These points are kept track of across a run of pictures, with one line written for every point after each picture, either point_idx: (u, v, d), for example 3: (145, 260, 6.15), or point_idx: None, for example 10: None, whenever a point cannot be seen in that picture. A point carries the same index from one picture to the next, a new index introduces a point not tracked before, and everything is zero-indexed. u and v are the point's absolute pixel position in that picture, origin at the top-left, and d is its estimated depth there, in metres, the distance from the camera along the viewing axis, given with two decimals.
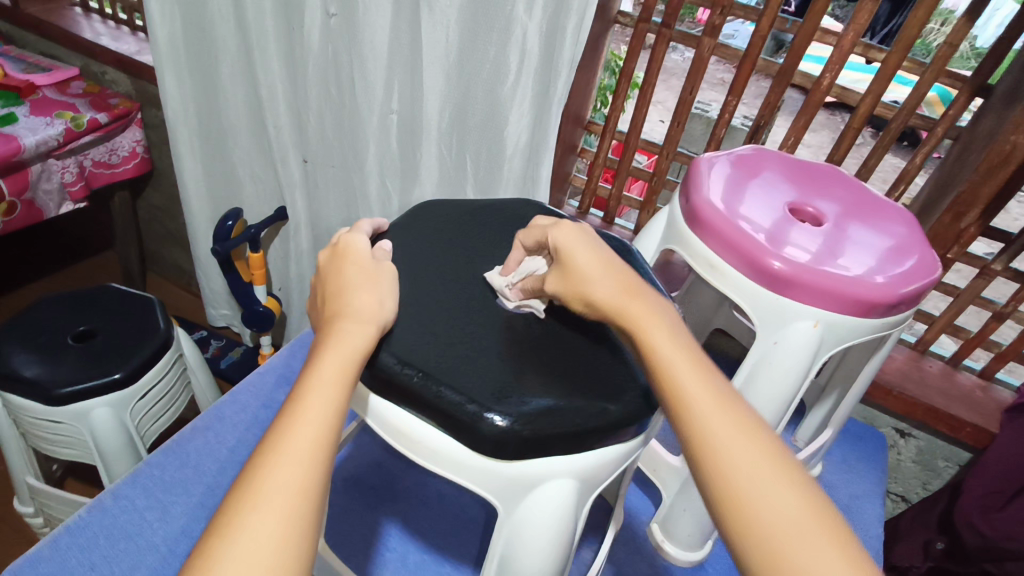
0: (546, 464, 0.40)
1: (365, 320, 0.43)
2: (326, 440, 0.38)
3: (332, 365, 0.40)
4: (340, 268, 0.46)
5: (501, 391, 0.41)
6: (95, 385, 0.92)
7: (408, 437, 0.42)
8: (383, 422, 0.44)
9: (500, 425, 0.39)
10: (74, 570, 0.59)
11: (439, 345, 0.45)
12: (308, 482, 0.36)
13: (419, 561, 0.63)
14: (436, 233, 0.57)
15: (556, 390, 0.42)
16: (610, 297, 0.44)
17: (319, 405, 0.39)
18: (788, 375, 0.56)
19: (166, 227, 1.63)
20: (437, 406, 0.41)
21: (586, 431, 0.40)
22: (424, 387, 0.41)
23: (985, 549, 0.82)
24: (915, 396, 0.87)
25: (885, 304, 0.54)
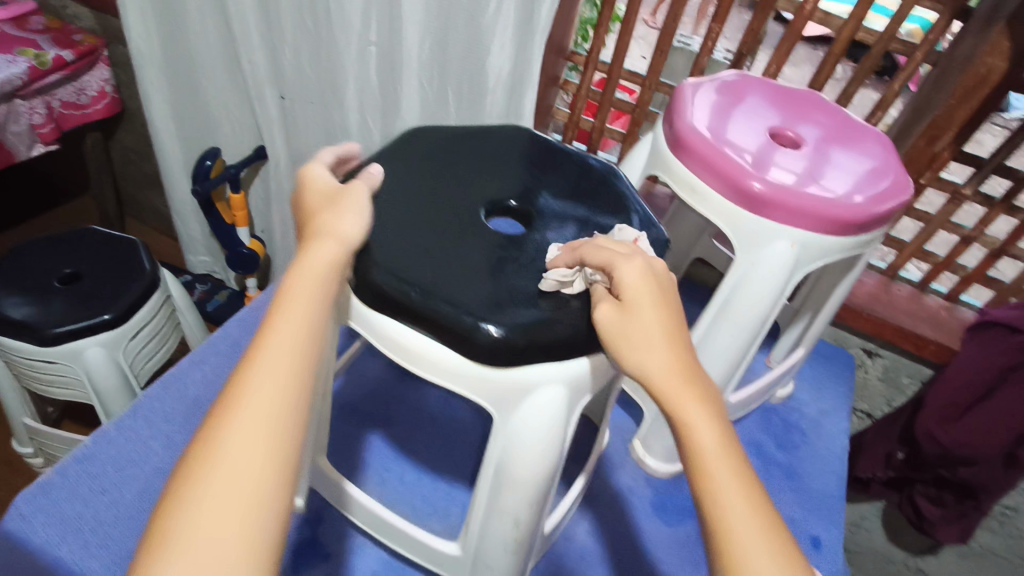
0: (537, 369, 0.42)
1: (332, 241, 0.44)
2: (299, 361, 0.39)
3: (301, 286, 0.42)
4: (312, 204, 0.47)
5: (493, 304, 0.43)
6: (86, 326, 0.93)
7: (408, 350, 0.44)
8: (381, 337, 0.45)
9: (495, 334, 0.41)
10: (85, 495, 0.62)
11: (432, 263, 0.46)
12: (284, 400, 0.38)
13: (415, 479, 0.69)
14: (427, 158, 0.57)
15: (547, 307, 0.44)
16: (658, 373, 0.40)
17: (290, 323, 0.40)
18: (767, 292, 0.59)
19: (142, 170, 1.60)
20: (434, 319, 0.42)
21: (572, 337, 0.43)
22: (422, 302, 0.42)
23: (942, 457, 0.90)
24: (883, 318, 0.91)
25: (859, 222, 0.57)
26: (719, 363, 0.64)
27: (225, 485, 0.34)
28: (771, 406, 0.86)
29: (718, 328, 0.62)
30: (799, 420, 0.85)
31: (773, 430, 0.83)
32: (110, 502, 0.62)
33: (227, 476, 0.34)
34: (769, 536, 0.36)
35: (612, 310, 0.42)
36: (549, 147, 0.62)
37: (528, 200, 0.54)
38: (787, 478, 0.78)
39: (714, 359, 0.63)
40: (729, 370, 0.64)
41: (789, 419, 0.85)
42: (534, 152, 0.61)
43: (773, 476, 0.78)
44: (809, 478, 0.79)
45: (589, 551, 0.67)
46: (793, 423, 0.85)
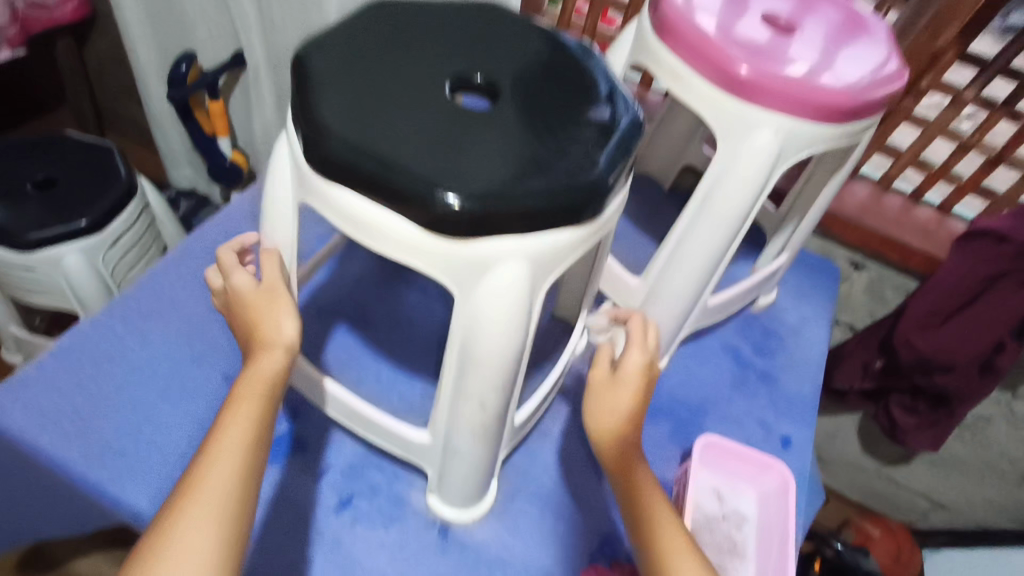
0: (496, 244, 0.39)
1: (273, 348, 0.46)
2: (253, 446, 0.42)
3: (249, 389, 0.44)
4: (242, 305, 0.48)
5: (453, 167, 0.39)
6: (63, 232, 0.91)
7: (362, 222, 0.40)
8: (334, 209, 0.41)
9: (454, 203, 0.37)
10: (62, 386, 0.63)
11: (385, 122, 0.40)
12: (239, 480, 0.40)
13: (392, 377, 0.70)
14: (396, 22, 0.51)
15: (508, 171, 0.39)
16: (605, 429, 0.52)
17: (240, 423, 0.42)
18: (750, 184, 0.56)
19: (119, 79, 1.54)
20: (389, 185, 0.38)
21: (529, 209, 0.38)
22: (373, 167, 0.38)
23: (917, 365, 0.91)
24: (871, 227, 0.90)
25: (846, 111, 0.54)
26: (699, 260, 0.62)
27: (187, 564, 0.36)
28: (752, 314, 0.87)
29: (698, 223, 0.60)
30: (779, 327, 0.86)
31: (751, 335, 0.84)
32: (88, 394, 0.63)
33: (192, 564, 0.36)
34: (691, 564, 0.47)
35: (603, 376, 0.53)
36: (529, 22, 0.55)
37: (505, 65, 0.48)
38: (762, 381, 0.79)
39: (693, 256, 0.62)
40: (709, 267, 0.63)
41: (768, 326, 0.85)
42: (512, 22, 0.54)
43: (748, 378, 0.79)
44: (784, 381, 0.80)
45: (562, 446, 0.69)
46: (772, 330, 0.85)
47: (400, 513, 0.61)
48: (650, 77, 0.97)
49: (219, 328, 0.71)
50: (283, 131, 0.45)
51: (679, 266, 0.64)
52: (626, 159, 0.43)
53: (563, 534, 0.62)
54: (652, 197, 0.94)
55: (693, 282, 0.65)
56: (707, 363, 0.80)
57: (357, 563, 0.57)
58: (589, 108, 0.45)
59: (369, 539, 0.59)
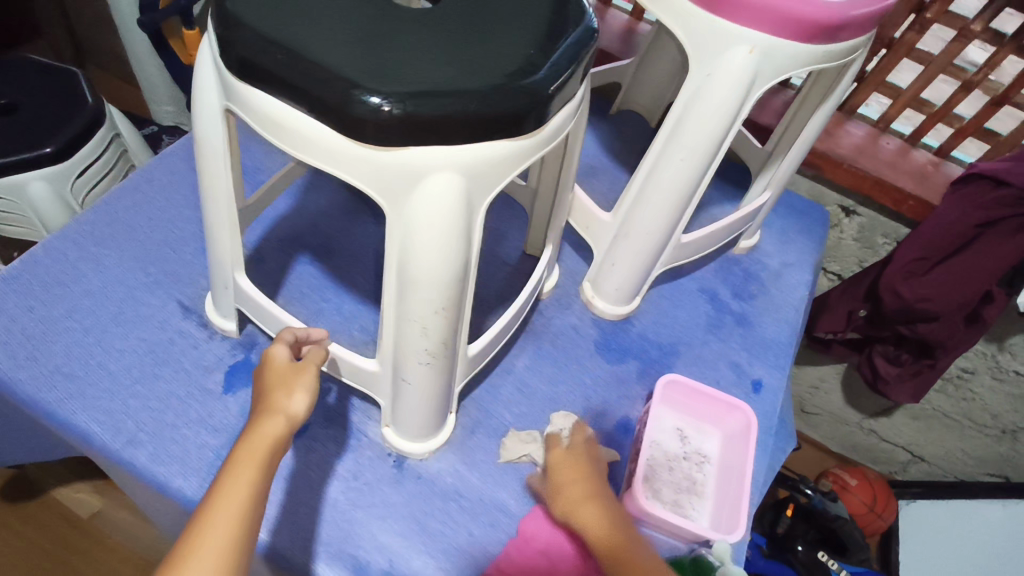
0: (424, 152, 0.37)
1: (283, 417, 0.46)
2: (251, 505, 0.41)
3: (252, 448, 0.43)
4: (267, 374, 0.49)
5: (377, 68, 0.36)
6: (24, 158, 0.88)
7: (282, 127, 0.37)
8: (257, 117, 0.38)
9: (376, 106, 0.34)
10: (12, 310, 0.61)
11: (308, 19, 0.37)
12: (236, 540, 0.39)
13: (353, 310, 0.68)
14: None
15: (438, 75, 0.36)
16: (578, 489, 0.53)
17: (238, 485, 0.41)
18: (721, 108, 0.53)
19: (93, 7, 1.48)
20: (306, 87, 0.35)
21: (457, 116, 0.35)
22: (290, 66, 0.35)
23: (902, 312, 0.88)
24: (864, 169, 0.86)
25: (829, 27, 0.50)
26: (670, 193, 0.59)
27: None
28: (733, 257, 0.84)
29: (668, 152, 0.57)
30: (760, 271, 0.83)
31: (730, 279, 0.81)
32: (38, 319, 0.61)
33: None
34: None
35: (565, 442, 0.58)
36: None
37: None
38: (737, 324, 0.77)
39: (661, 188, 0.59)
40: (681, 201, 0.60)
41: (749, 270, 0.83)
42: None
43: (723, 321, 0.77)
44: (761, 325, 0.78)
45: (526, 384, 0.67)
46: (753, 274, 0.82)
47: (356, 443, 0.60)
48: (640, 7, 0.92)
49: (176, 256, 0.69)
50: (208, 33, 0.42)
51: (649, 200, 0.61)
52: (574, 66, 0.39)
53: (521, 470, 0.61)
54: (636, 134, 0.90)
55: (665, 217, 0.62)
56: (682, 304, 0.78)
57: (309, 490, 0.56)
58: (539, 17, 0.41)
59: (323, 467, 0.58)
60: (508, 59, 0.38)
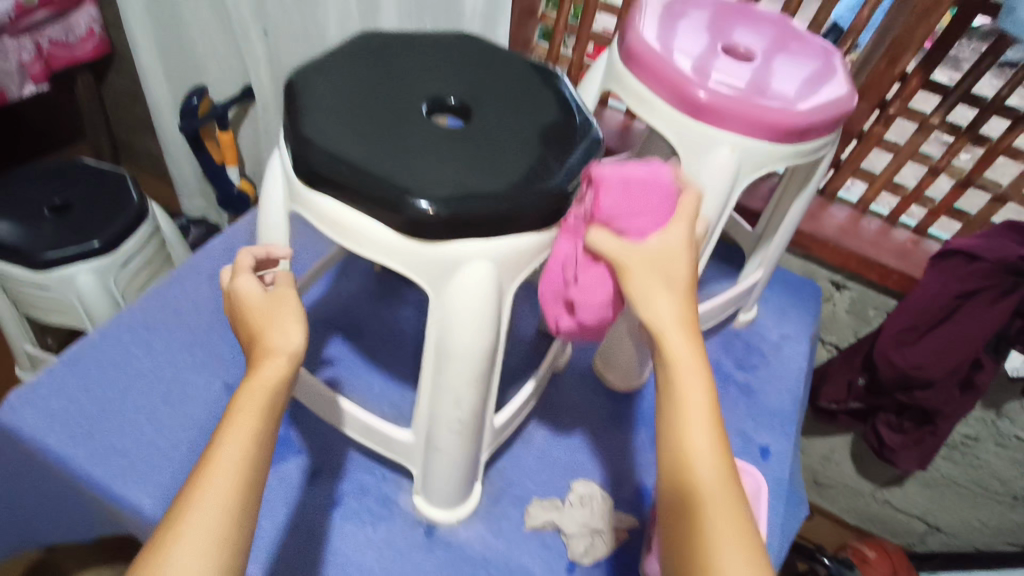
0: (461, 245, 0.43)
1: (279, 356, 0.45)
2: (253, 456, 0.41)
3: (250, 399, 0.43)
4: (246, 311, 0.48)
5: (424, 178, 0.43)
6: (76, 252, 0.96)
7: (340, 224, 0.44)
8: (321, 218, 0.45)
9: (425, 209, 0.41)
10: (71, 391, 0.67)
11: (366, 138, 0.45)
12: (238, 493, 0.39)
13: (383, 387, 0.73)
14: (383, 44, 0.55)
15: (473, 185, 0.43)
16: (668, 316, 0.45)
17: (236, 441, 0.41)
18: (711, 200, 0.60)
19: (135, 114, 1.63)
20: (365, 194, 0.42)
21: (489, 216, 0.42)
22: (354, 177, 0.42)
23: (898, 380, 0.93)
24: (849, 248, 0.94)
25: (799, 130, 0.58)
26: None
27: None
28: (734, 330, 0.89)
29: None
30: (760, 343, 0.88)
31: (733, 351, 0.87)
32: (94, 398, 0.67)
33: None
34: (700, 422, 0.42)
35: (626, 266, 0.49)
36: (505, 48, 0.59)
37: (478, 87, 0.52)
38: (742, 394, 0.82)
39: None
40: None
41: (750, 342, 0.88)
42: (488, 47, 0.58)
43: (728, 390, 0.82)
44: (764, 394, 0.82)
45: (546, 453, 0.71)
46: (754, 346, 0.88)
47: (388, 513, 0.63)
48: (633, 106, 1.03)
49: (220, 339, 0.75)
50: (277, 150, 0.50)
51: None
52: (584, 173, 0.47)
53: (545, 537, 0.64)
54: None
55: None
56: None
57: (346, 560, 0.59)
58: (554, 131, 0.49)
59: (357, 537, 0.61)
60: (531, 168, 0.46)
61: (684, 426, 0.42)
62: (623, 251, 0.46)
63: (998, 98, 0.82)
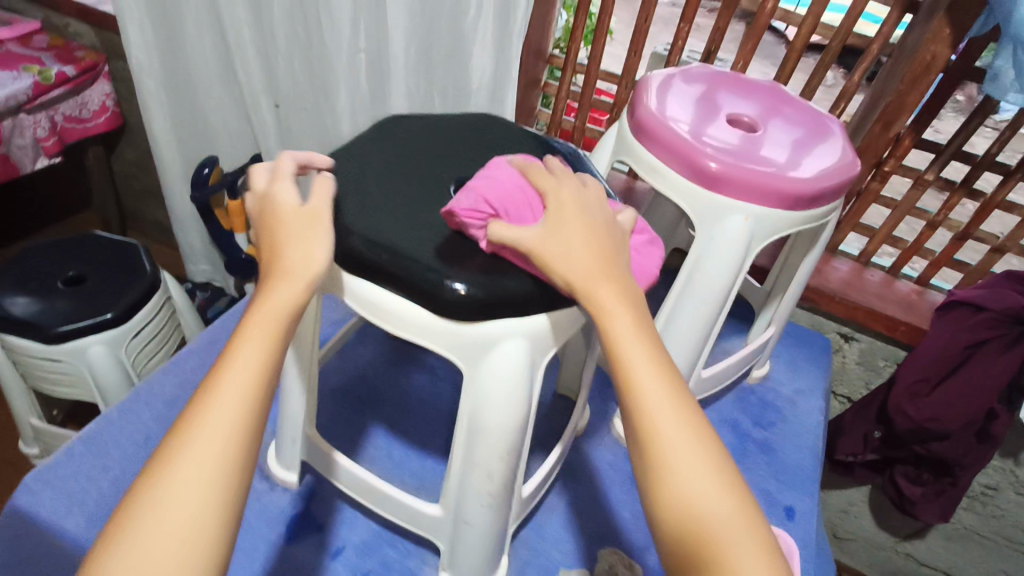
0: (499, 324, 0.45)
1: (296, 277, 0.43)
2: (259, 382, 0.40)
3: (261, 322, 0.42)
4: (275, 222, 0.45)
5: (461, 263, 0.46)
6: (88, 325, 0.96)
7: (379, 306, 0.46)
8: (358, 302, 0.47)
9: (461, 291, 0.43)
10: (89, 471, 0.66)
11: (402, 227, 0.47)
12: (242, 426, 0.38)
13: (403, 456, 0.72)
14: (412, 133, 0.58)
15: (511, 266, 0.47)
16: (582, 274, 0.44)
17: (245, 366, 0.40)
18: (725, 265, 0.62)
19: (143, 183, 1.66)
20: (403, 278, 0.44)
21: (525, 297, 0.45)
22: (393, 263, 0.45)
23: (915, 432, 0.93)
24: (855, 301, 0.95)
25: (807, 197, 0.61)
26: (686, 338, 0.67)
27: (175, 508, 0.35)
28: (748, 387, 0.90)
29: (683, 302, 0.66)
30: (776, 399, 0.89)
31: (749, 409, 0.87)
32: (113, 478, 0.66)
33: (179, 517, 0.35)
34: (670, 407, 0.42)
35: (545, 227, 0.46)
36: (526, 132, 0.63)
37: None
38: (762, 452, 0.81)
39: (679, 332, 0.67)
40: (698, 344, 0.68)
41: (765, 398, 0.88)
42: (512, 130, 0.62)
43: (748, 449, 0.81)
44: (784, 451, 0.82)
45: (571, 521, 0.70)
46: (769, 402, 0.88)
47: None
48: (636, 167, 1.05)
49: None
50: None
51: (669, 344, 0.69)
52: None
53: None
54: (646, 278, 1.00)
55: (684, 358, 0.69)
56: None
57: None
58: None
59: None
60: None
61: (668, 471, 0.40)
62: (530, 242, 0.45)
63: (988, 155, 0.86)
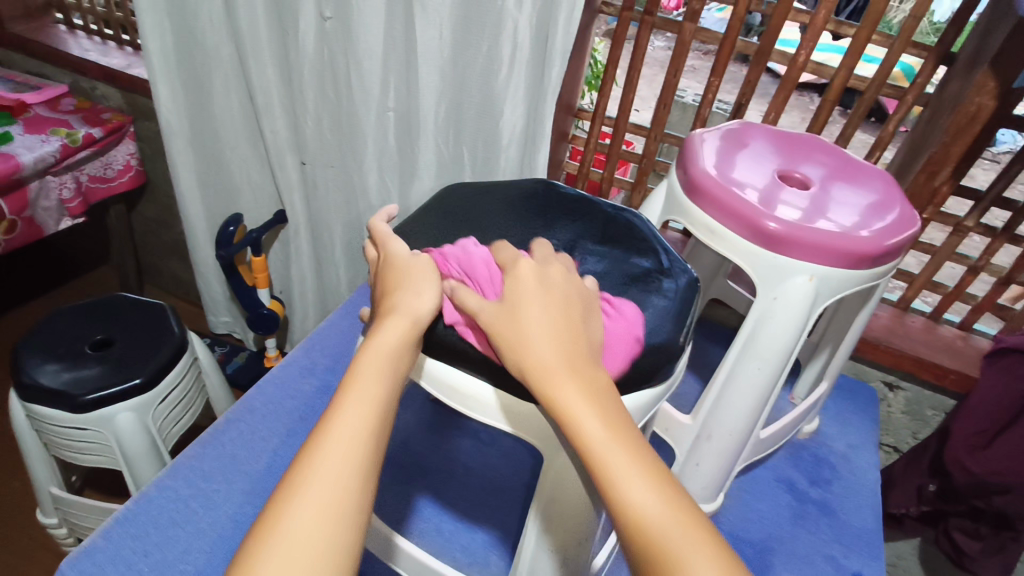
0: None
1: (404, 317, 0.49)
2: (380, 397, 0.45)
3: (378, 349, 0.47)
4: (390, 267, 0.53)
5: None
6: (117, 391, 0.94)
7: (461, 392, 0.52)
8: (442, 389, 0.53)
9: None
10: (129, 558, 0.63)
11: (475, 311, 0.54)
12: (367, 430, 0.43)
13: (453, 528, 0.69)
14: (461, 213, 0.66)
15: None
16: (533, 358, 0.47)
17: (373, 380, 0.45)
18: (790, 324, 0.61)
19: (163, 239, 1.66)
20: (483, 360, 0.51)
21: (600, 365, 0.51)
22: (472, 345, 0.51)
23: (973, 485, 0.89)
24: (901, 349, 0.93)
25: (871, 255, 0.59)
26: (746, 400, 0.66)
27: (319, 496, 0.39)
28: (799, 443, 0.87)
29: (742, 363, 0.64)
30: (828, 455, 0.86)
31: (803, 466, 0.84)
32: (154, 564, 0.63)
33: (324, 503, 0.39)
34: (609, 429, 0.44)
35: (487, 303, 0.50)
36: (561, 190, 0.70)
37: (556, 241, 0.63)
38: (822, 513, 0.78)
39: (739, 393, 0.65)
40: (758, 407, 0.66)
41: (818, 454, 0.86)
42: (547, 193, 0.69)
43: (807, 510, 0.78)
44: (844, 512, 0.78)
45: None
46: (822, 458, 0.85)
47: None
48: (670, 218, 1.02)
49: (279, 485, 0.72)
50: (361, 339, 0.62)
51: (726, 407, 0.67)
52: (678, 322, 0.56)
53: None
54: None
55: (743, 422, 0.67)
56: (762, 496, 0.80)
57: None
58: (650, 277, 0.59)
59: None
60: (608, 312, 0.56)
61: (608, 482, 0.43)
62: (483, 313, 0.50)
63: None
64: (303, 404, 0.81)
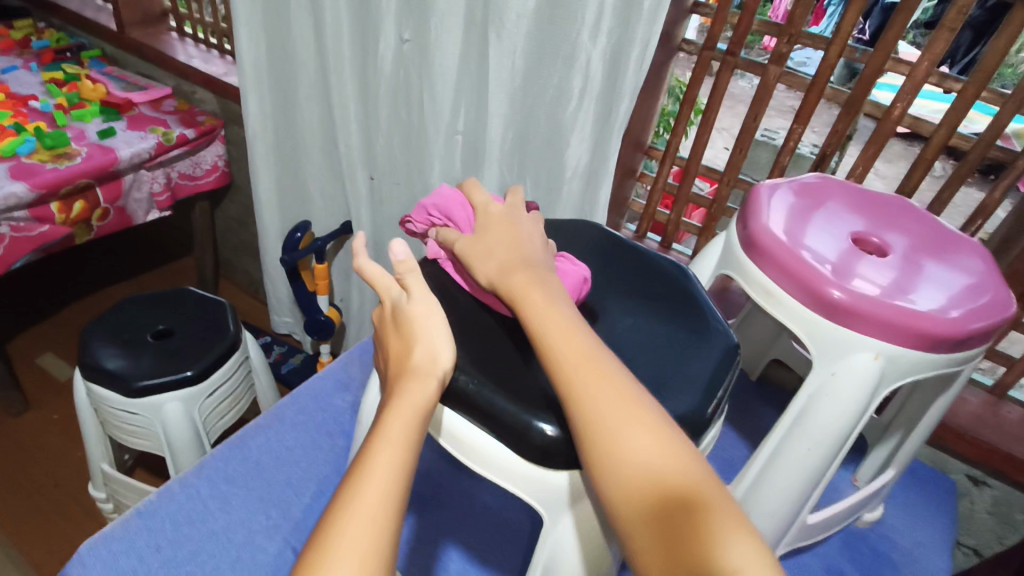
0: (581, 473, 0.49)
1: (425, 378, 0.47)
2: (398, 479, 0.41)
3: (398, 421, 0.44)
4: (401, 319, 0.51)
5: (544, 401, 0.50)
6: (168, 382, 0.98)
7: (471, 445, 0.51)
8: (456, 442, 0.52)
9: (550, 432, 0.48)
10: (143, 551, 0.63)
11: (491, 360, 0.53)
12: (382, 514, 0.39)
13: (462, 571, 0.66)
14: None
15: None
16: (499, 280, 0.52)
17: (391, 458, 0.42)
18: (848, 406, 0.55)
19: (240, 237, 1.74)
20: (493, 414, 0.49)
21: None
22: (481, 396, 0.50)
23: None
24: (990, 442, 0.82)
25: (951, 339, 0.53)
26: (792, 483, 0.59)
27: None
28: (858, 532, 0.78)
29: (790, 442, 0.58)
30: (891, 550, 0.76)
31: (858, 559, 0.75)
32: (164, 560, 0.63)
33: None
34: (589, 356, 0.45)
35: (465, 240, 0.56)
36: (621, 243, 0.70)
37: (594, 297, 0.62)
38: None
39: (786, 474, 0.59)
40: (805, 491, 0.60)
41: (878, 548, 0.76)
42: (606, 246, 0.69)
43: None
44: None
45: None
46: (883, 553, 0.76)
47: None
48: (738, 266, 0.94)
49: (296, 498, 0.71)
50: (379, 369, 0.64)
51: (769, 490, 0.60)
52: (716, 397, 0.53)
53: None
54: (739, 388, 0.91)
55: (787, 506, 0.60)
56: None
57: None
58: (686, 347, 0.57)
59: None
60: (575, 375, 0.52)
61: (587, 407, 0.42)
62: (458, 244, 0.57)
63: None
64: (333, 421, 0.81)
